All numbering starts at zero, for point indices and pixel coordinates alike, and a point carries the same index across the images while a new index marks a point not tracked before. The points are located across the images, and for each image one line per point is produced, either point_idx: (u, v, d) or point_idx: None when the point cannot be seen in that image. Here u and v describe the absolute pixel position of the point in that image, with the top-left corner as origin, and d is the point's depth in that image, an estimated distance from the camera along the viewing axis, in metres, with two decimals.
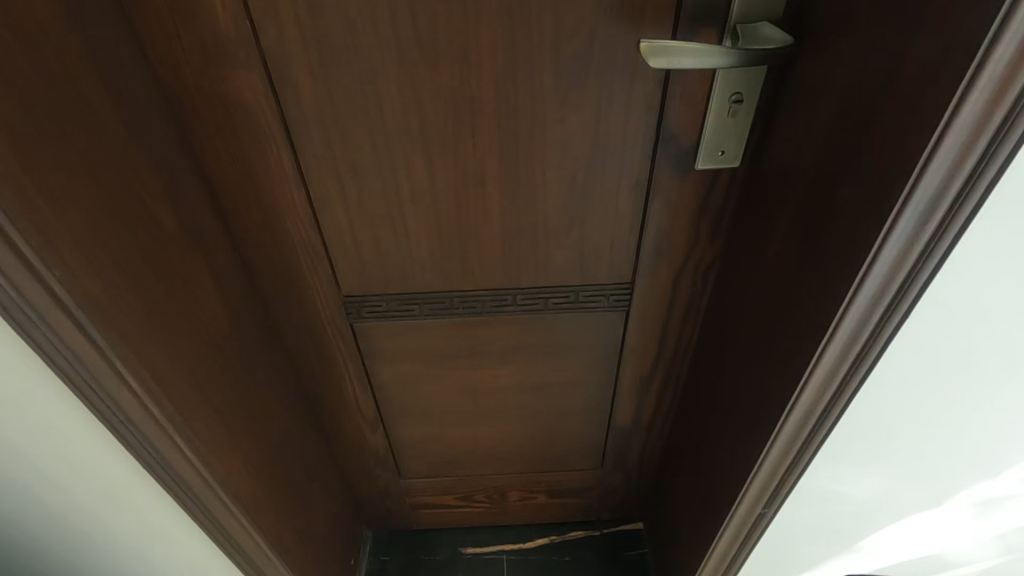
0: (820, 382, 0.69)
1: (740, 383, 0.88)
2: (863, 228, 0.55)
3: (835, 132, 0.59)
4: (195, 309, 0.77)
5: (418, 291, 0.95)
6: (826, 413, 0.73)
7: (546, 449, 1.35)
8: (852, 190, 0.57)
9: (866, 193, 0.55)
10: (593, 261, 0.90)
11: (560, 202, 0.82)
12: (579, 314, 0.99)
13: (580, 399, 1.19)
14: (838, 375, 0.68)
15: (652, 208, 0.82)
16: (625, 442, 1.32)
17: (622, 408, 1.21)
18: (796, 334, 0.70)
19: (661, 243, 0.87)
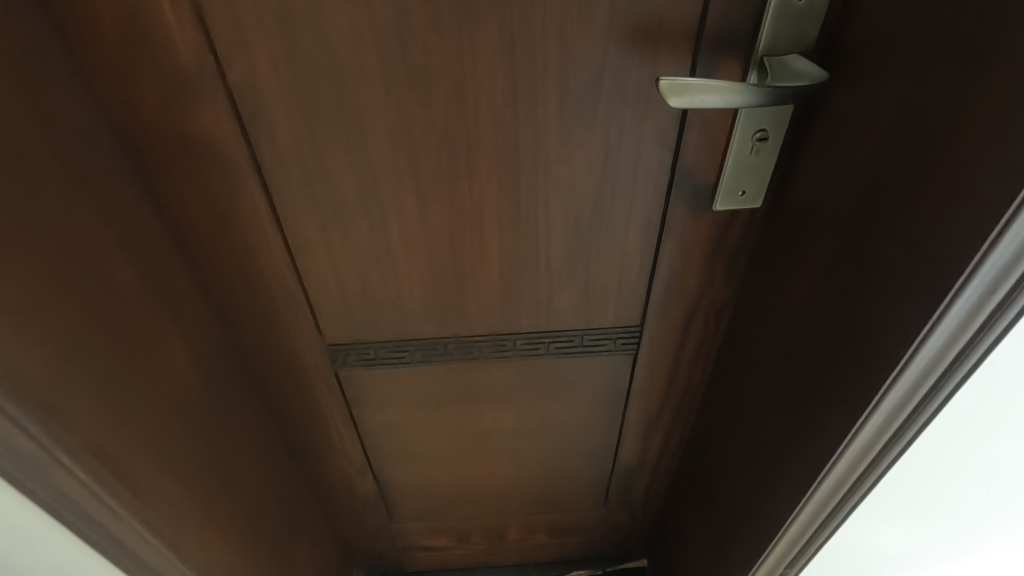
0: (858, 451, 0.63)
1: (759, 433, 0.82)
2: (918, 293, 0.49)
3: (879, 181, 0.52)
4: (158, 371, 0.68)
5: (409, 337, 0.87)
6: (861, 479, 0.67)
7: (546, 491, 1.27)
8: (899, 247, 0.51)
9: (919, 253, 0.48)
10: (600, 303, 0.83)
11: (564, 245, 0.75)
12: (584, 358, 0.92)
13: (582, 443, 1.12)
14: (879, 443, 0.61)
15: (663, 249, 0.75)
16: (629, 486, 1.24)
17: (627, 451, 1.13)
18: (829, 395, 0.63)
19: (674, 285, 0.80)
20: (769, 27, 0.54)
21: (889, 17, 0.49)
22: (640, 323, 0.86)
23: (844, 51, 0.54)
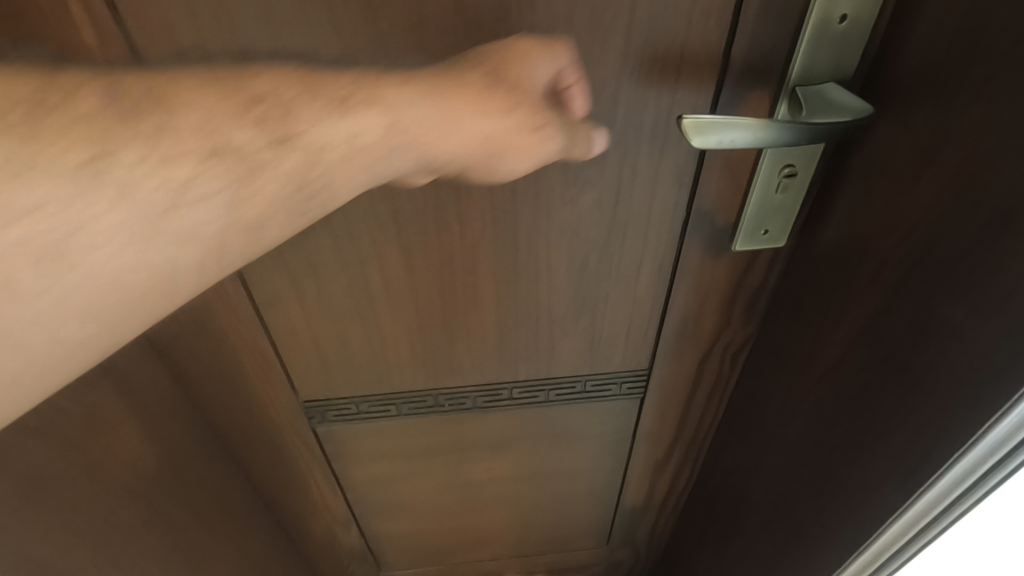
0: (898, 532, 0.54)
1: (764, 487, 0.75)
2: (986, 373, 0.42)
3: (933, 236, 0.45)
4: (93, 448, 0.59)
5: (395, 391, 0.79)
6: (893, 563, 0.58)
7: (546, 535, 1.18)
8: (960, 317, 0.43)
9: (988, 328, 0.41)
10: (608, 348, 0.76)
11: (567, 291, 0.67)
12: (587, 403, 0.85)
13: (584, 487, 1.04)
14: (923, 526, 0.53)
15: (676, 292, 0.68)
16: (633, 528, 1.16)
17: (632, 495, 1.05)
18: (861, 467, 0.56)
19: (687, 328, 0.73)
20: (806, 47, 0.48)
21: (938, 47, 0.42)
22: (649, 367, 0.79)
23: (883, 82, 0.47)
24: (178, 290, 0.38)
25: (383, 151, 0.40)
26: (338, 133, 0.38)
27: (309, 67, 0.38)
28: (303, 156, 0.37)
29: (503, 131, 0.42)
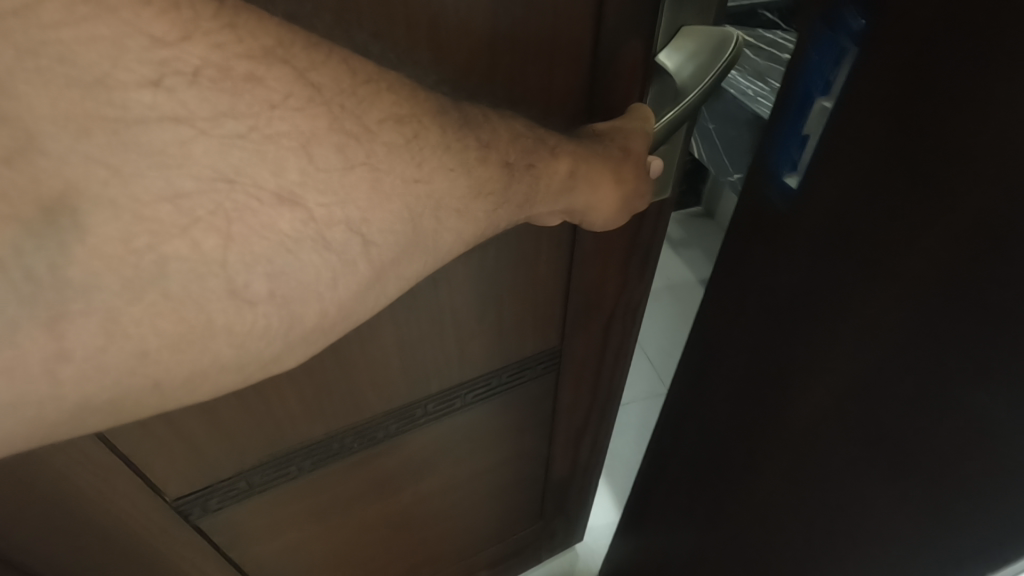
0: None
1: None
2: (917, 509, 0.31)
3: (841, 321, 0.34)
4: None
5: (294, 448, 0.63)
6: None
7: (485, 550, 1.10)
8: (884, 426, 0.33)
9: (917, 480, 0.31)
10: (518, 336, 0.70)
11: (468, 287, 0.59)
12: (504, 396, 0.80)
13: (505, 485, 0.98)
14: None
15: (577, 260, 0.64)
16: (553, 515, 1.12)
17: (553, 476, 1.03)
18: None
19: (593, 298, 0.71)
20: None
21: (842, 65, 0.31)
22: (559, 343, 0.76)
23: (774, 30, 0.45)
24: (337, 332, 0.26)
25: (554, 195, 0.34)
26: (570, 165, 0.34)
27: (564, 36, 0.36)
28: (533, 184, 0.32)
29: (618, 200, 0.37)
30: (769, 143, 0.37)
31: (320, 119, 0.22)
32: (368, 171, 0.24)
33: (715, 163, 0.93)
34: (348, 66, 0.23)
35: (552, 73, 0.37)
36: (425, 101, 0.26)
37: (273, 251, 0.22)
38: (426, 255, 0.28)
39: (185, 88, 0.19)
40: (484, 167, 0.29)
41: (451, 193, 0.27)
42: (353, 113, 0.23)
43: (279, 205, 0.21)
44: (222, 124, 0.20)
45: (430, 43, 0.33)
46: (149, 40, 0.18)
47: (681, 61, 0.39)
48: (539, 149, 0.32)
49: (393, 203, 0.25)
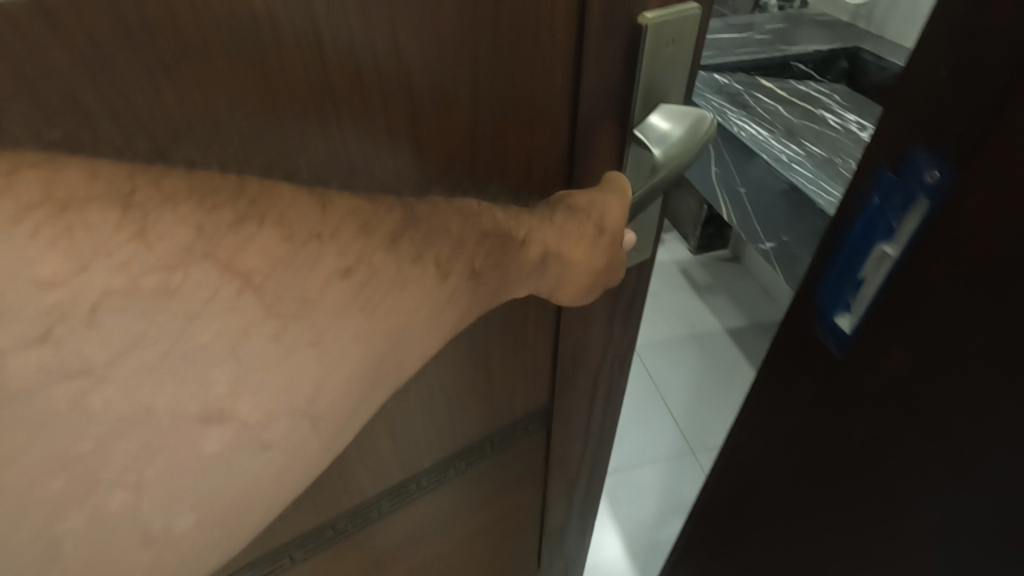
0: None
1: None
2: None
3: (915, 444, 0.38)
4: None
5: (271, 547, 0.49)
6: None
7: None
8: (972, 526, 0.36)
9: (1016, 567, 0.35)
10: (505, 431, 0.57)
11: (460, 349, 0.42)
12: (507, 455, 0.61)
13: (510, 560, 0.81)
14: None
15: (565, 347, 0.50)
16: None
17: (555, 546, 0.85)
18: None
19: (592, 380, 0.57)
20: (687, 15, 0.30)
21: (912, 212, 0.33)
22: (552, 437, 0.62)
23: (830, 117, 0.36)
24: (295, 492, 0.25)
25: (529, 276, 0.31)
26: (539, 247, 0.30)
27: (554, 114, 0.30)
28: (500, 286, 0.30)
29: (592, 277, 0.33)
30: (823, 281, 0.40)
31: (253, 310, 0.20)
32: (310, 349, 0.22)
33: (746, 229, 0.92)
34: (287, 228, 0.21)
35: (532, 165, 0.32)
36: (379, 237, 0.24)
37: (205, 474, 0.20)
38: (381, 393, 0.27)
39: (85, 333, 0.17)
40: (449, 283, 0.27)
41: (408, 336, 0.26)
42: (292, 283, 0.21)
43: (205, 426, 0.20)
44: (126, 361, 0.18)
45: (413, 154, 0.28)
46: (39, 281, 0.16)
47: (668, 131, 0.33)
48: (507, 246, 0.29)
49: (342, 364, 0.23)
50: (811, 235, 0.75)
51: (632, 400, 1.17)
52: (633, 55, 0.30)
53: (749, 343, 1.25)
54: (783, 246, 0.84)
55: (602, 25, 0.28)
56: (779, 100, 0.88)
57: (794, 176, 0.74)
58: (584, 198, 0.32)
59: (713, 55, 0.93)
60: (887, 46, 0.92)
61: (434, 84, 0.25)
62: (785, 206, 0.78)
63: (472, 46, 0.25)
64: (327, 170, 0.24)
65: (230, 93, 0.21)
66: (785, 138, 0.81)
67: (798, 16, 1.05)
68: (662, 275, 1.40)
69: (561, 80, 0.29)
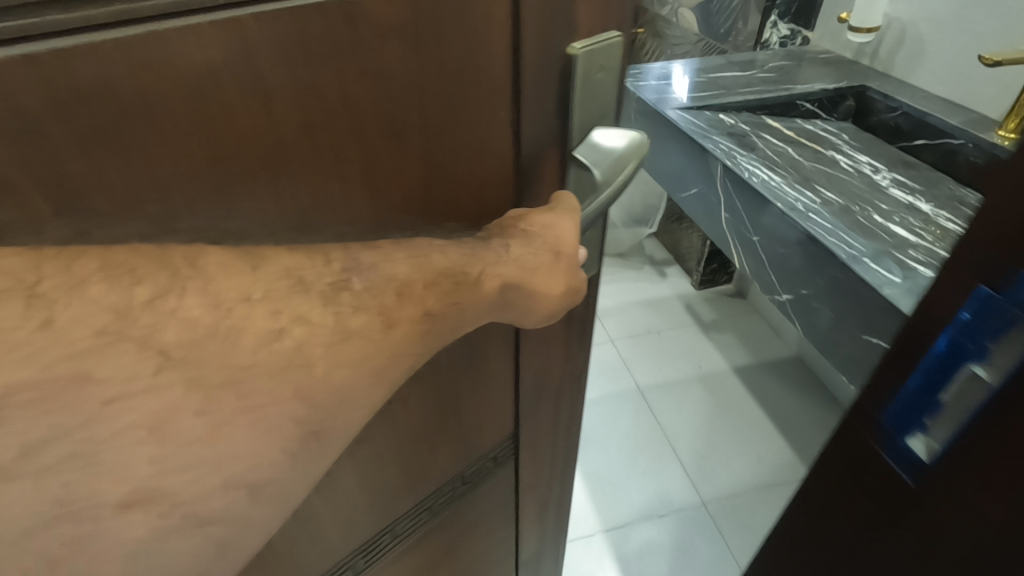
0: None
1: None
2: None
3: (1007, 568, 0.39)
4: None
5: None
6: None
7: None
8: None
9: None
10: (474, 490, 0.50)
11: (428, 398, 0.36)
12: (481, 494, 0.51)
13: None
14: None
15: (527, 390, 0.46)
16: None
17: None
18: None
19: (555, 419, 0.53)
20: (611, 43, 0.31)
21: (1007, 339, 0.34)
22: (519, 483, 0.56)
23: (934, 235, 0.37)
24: (235, 562, 0.24)
25: (488, 310, 0.31)
26: (496, 271, 0.30)
27: (502, 152, 0.30)
28: (455, 326, 0.30)
29: (550, 301, 0.33)
30: (903, 391, 0.42)
31: (176, 386, 0.20)
32: (243, 417, 0.22)
33: (761, 278, 0.78)
34: (213, 296, 0.21)
35: (483, 196, 0.31)
36: (314, 294, 0.24)
37: (128, 563, 0.20)
38: (325, 454, 0.26)
39: None
40: (398, 331, 0.26)
41: (347, 394, 0.25)
42: (220, 353, 0.21)
43: (126, 511, 0.19)
44: (46, 450, 0.17)
45: (371, 199, 0.27)
46: None
47: (597, 153, 0.33)
48: (462, 281, 0.29)
49: (279, 428, 0.23)
50: (831, 289, 0.64)
51: (638, 445, 1.09)
52: (567, 83, 0.30)
53: (757, 383, 1.18)
54: (799, 300, 0.71)
55: (535, 61, 0.28)
56: (788, 142, 0.86)
57: (812, 225, 0.66)
58: (538, 218, 0.32)
59: (718, 96, 0.91)
60: (894, 83, 0.91)
61: (385, 127, 0.25)
62: (801, 257, 0.68)
63: (417, 86, 0.25)
64: (272, 222, 0.24)
65: (171, 153, 0.20)
66: (799, 183, 0.75)
67: (800, 54, 1.06)
68: (667, 312, 1.35)
69: (504, 112, 0.29)
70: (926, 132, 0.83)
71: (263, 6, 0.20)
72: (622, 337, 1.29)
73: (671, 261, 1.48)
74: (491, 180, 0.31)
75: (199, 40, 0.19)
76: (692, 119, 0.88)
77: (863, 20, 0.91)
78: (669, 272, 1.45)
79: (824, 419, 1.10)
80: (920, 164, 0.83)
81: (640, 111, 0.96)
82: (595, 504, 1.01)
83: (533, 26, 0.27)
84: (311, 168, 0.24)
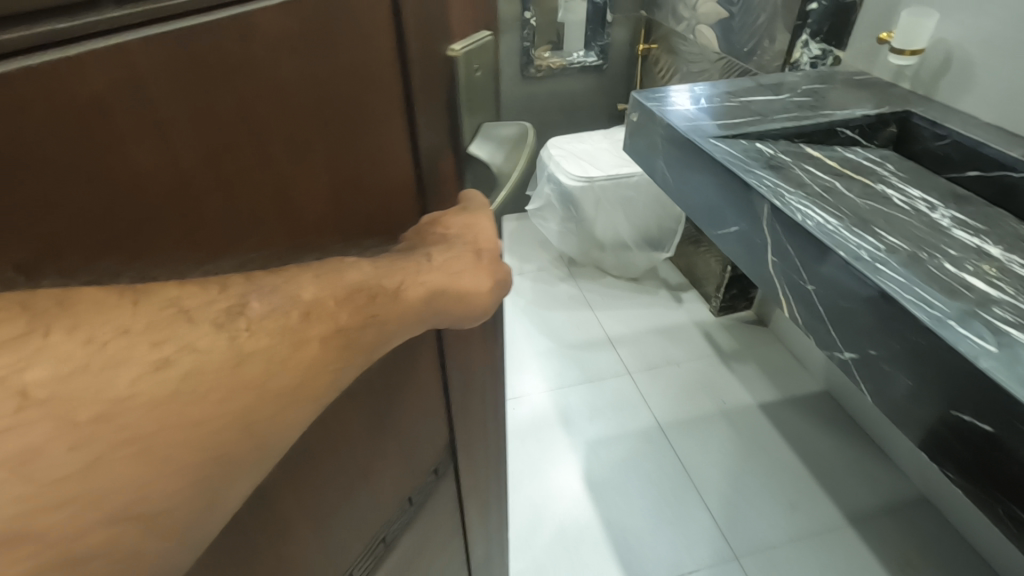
0: None
1: None
2: None
3: None
4: None
5: None
6: None
7: None
8: None
9: None
10: (421, 511, 0.47)
11: (363, 425, 0.34)
12: (430, 512, 0.49)
13: None
14: None
15: (456, 392, 0.44)
16: None
17: None
18: None
19: (486, 414, 0.52)
20: (483, 42, 0.32)
21: None
22: (461, 489, 0.53)
23: None
24: None
25: (419, 320, 0.30)
26: (423, 276, 0.30)
27: (406, 155, 0.30)
28: (375, 342, 0.28)
29: (481, 304, 0.33)
30: None
31: (38, 427, 0.17)
32: (113, 454, 0.19)
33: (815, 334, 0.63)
34: (83, 332, 0.18)
35: (391, 204, 0.30)
36: (204, 323, 0.21)
37: None
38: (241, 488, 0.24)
39: None
40: (305, 351, 0.24)
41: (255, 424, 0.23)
42: (94, 388, 0.19)
43: None
44: None
45: (287, 227, 0.25)
46: None
47: (490, 149, 0.35)
48: (385, 292, 0.28)
49: (168, 461, 0.20)
50: (909, 355, 0.50)
51: (661, 493, 1.00)
52: (451, 87, 0.31)
53: (786, 422, 1.11)
54: (867, 362, 0.56)
55: (421, 67, 0.28)
56: (835, 175, 0.73)
57: (884, 278, 0.53)
58: (456, 221, 0.33)
59: (755, 124, 0.79)
60: (940, 109, 0.80)
61: (288, 145, 0.23)
62: (871, 316, 0.54)
63: (316, 99, 0.24)
64: (186, 262, 0.21)
65: (68, 207, 0.17)
66: (857, 226, 0.61)
67: (831, 74, 0.93)
68: (687, 342, 1.28)
69: (399, 120, 0.28)
70: (980, 162, 0.72)
71: (156, 27, 0.18)
72: (640, 371, 1.22)
73: (688, 286, 1.43)
74: (395, 189, 0.30)
75: (85, 71, 0.17)
76: (729, 150, 0.75)
77: (905, 41, 0.80)
78: (686, 297, 1.40)
79: (858, 461, 1.03)
80: (975, 198, 0.71)
81: (668, 139, 0.83)
82: (614, 549, 0.92)
83: (413, 25, 0.27)
84: (222, 200, 0.22)
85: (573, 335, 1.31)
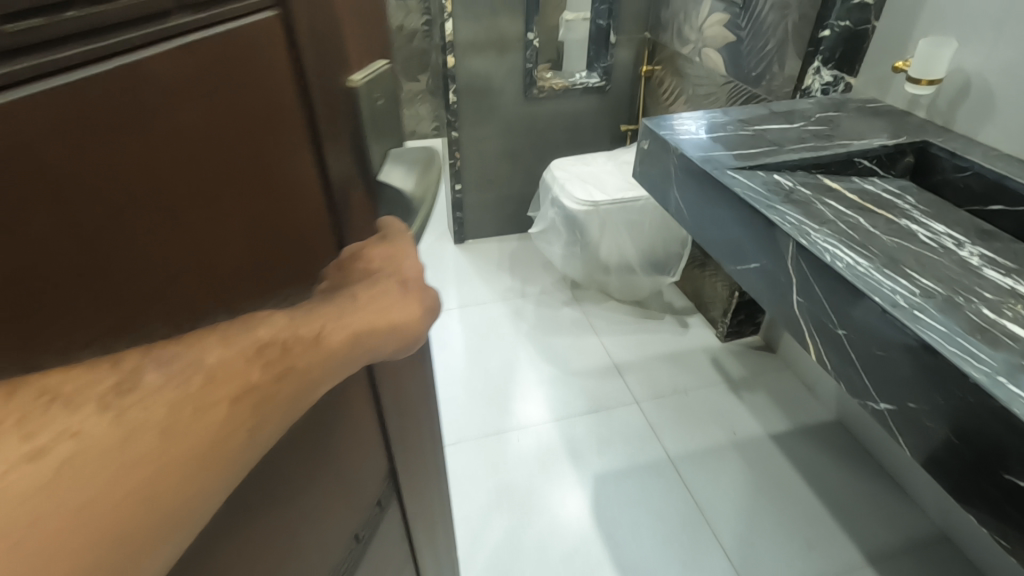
0: None
1: None
2: None
3: None
4: None
5: None
6: None
7: None
8: None
9: None
10: (371, 552, 0.45)
11: (303, 477, 0.32)
12: (381, 550, 0.46)
13: None
14: None
15: (396, 427, 0.42)
16: None
17: None
18: None
19: (431, 441, 0.49)
20: (382, 72, 0.29)
21: None
22: (411, 520, 0.51)
23: None
24: None
25: (348, 363, 0.28)
26: (347, 317, 0.28)
27: (316, 188, 0.28)
28: (300, 396, 0.26)
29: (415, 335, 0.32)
30: None
31: None
32: None
33: (851, 384, 0.57)
34: None
35: (308, 242, 0.29)
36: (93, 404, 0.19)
37: None
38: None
39: None
40: (211, 420, 0.22)
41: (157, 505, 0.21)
42: None
43: None
44: None
45: (199, 279, 0.23)
46: None
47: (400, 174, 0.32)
48: (298, 339, 0.26)
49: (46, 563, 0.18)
50: (956, 411, 0.45)
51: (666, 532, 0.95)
52: (356, 117, 0.29)
53: (800, 451, 1.05)
54: (905, 415, 0.51)
55: (320, 98, 0.26)
56: (858, 210, 0.69)
57: (924, 327, 0.48)
58: (380, 253, 0.32)
59: (767, 156, 0.76)
60: (960, 141, 0.75)
61: (195, 194, 0.22)
62: (910, 368, 0.49)
63: (222, 141, 0.22)
64: (82, 330, 0.19)
65: None
66: (888, 268, 0.57)
67: (844, 101, 0.90)
68: (694, 369, 1.24)
69: (304, 155, 0.27)
70: (1005, 197, 0.68)
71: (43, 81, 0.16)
72: (649, 400, 1.18)
73: (693, 310, 1.39)
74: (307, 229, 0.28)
75: None
76: (748, 185, 0.71)
77: (923, 71, 0.76)
78: (692, 323, 1.35)
79: (870, 494, 0.98)
80: (1000, 233, 0.67)
81: (682, 168, 0.80)
82: None
83: (306, 57, 0.25)
84: (123, 260, 0.20)
85: (575, 361, 1.27)
